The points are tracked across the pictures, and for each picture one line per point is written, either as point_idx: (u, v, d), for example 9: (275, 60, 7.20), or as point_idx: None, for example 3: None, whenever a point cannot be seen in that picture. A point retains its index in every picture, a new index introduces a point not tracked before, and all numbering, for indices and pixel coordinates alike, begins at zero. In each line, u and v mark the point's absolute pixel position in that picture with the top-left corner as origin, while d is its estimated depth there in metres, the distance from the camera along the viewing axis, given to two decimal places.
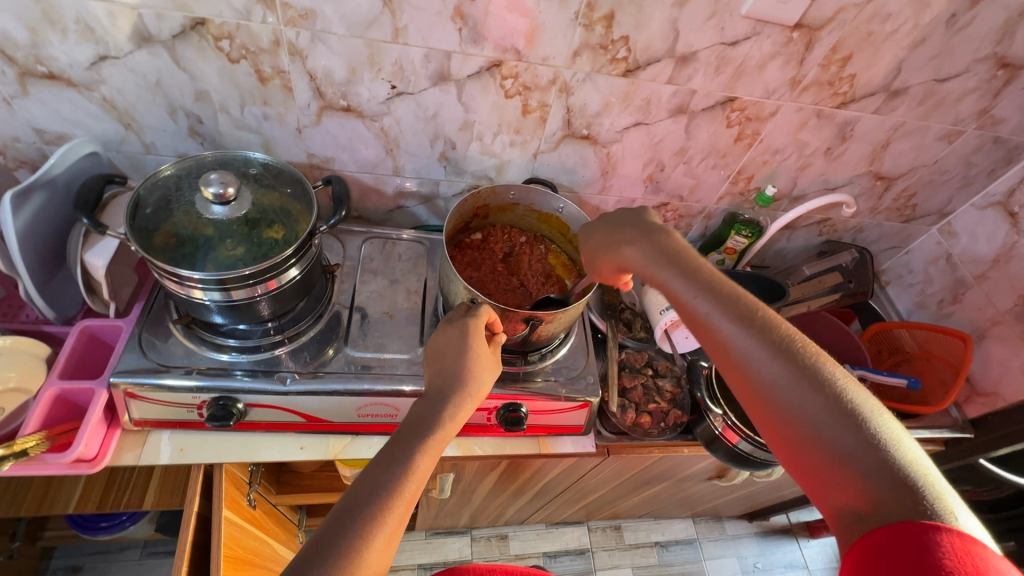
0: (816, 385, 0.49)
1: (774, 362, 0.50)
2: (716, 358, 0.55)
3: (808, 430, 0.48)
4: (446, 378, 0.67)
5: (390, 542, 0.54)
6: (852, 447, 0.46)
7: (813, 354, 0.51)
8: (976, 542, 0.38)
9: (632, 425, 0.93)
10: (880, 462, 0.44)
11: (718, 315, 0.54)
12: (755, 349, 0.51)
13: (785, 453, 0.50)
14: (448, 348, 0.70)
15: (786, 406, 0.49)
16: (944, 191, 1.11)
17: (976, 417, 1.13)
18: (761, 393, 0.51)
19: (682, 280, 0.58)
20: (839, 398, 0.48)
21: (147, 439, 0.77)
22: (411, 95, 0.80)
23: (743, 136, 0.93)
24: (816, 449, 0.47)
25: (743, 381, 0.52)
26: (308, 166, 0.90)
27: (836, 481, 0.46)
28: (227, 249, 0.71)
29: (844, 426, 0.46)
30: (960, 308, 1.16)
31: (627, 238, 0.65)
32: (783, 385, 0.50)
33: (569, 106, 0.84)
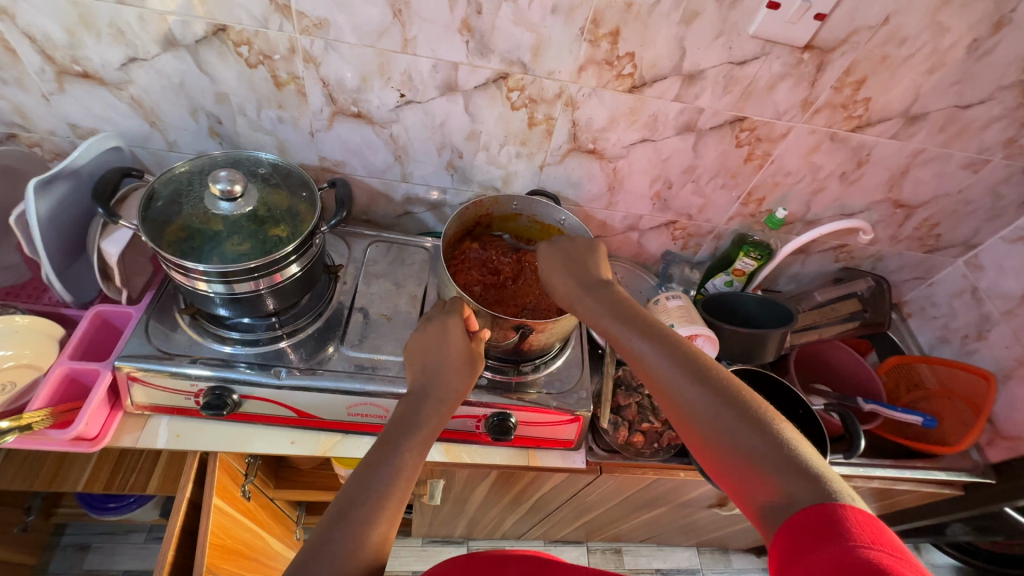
0: (729, 402, 0.57)
1: (695, 390, 0.59)
2: (651, 391, 0.63)
3: (730, 445, 0.55)
4: (428, 375, 0.71)
5: (385, 541, 0.57)
6: (758, 451, 0.54)
7: (723, 375, 0.60)
8: (871, 516, 0.46)
9: (624, 444, 0.92)
10: (784, 459, 0.52)
11: (649, 352, 0.63)
12: (681, 380, 0.60)
13: (712, 467, 0.58)
14: (426, 346, 0.74)
15: (709, 424, 0.57)
16: (970, 222, 1.06)
17: (998, 461, 1.06)
18: (688, 417, 0.59)
19: (615, 322, 0.67)
20: (749, 414, 0.56)
21: (147, 423, 0.80)
22: (419, 104, 0.82)
23: (753, 156, 0.92)
24: (735, 459, 0.55)
25: (675, 408, 0.60)
26: (319, 169, 0.93)
27: (753, 485, 0.53)
28: (233, 244, 0.73)
29: (754, 434, 0.55)
30: (985, 346, 1.11)
31: (574, 274, 0.74)
32: (704, 408, 0.58)
33: (575, 120, 0.85)
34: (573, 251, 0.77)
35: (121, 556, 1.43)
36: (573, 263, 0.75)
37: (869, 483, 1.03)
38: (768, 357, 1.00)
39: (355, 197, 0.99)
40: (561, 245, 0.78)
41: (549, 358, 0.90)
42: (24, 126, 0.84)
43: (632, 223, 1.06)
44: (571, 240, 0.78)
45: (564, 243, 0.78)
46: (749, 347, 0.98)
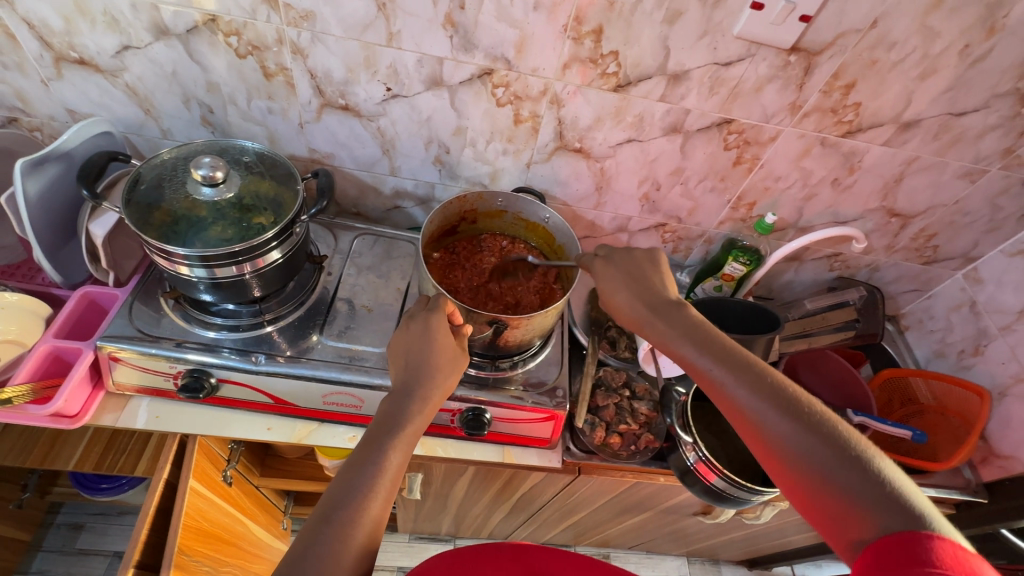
0: (814, 429, 0.54)
1: (780, 418, 0.55)
2: (731, 419, 0.60)
3: (816, 475, 0.52)
4: (412, 372, 0.69)
5: (370, 543, 0.56)
6: (849, 484, 0.50)
7: (818, 407, 0.56)
8: (965, 549, 0.42)
9: (600, 445, 0.91)
10: (879, 492, 0.48)
11: (724, 376, 0.61)
12: (764, 407, 0.56)
13: (800, 501, 0.53)
14: (406, 344, 0.71)
15: (794, 453, 0.53)
16: (968, 234, 1.04)
17: (991, 480, 1.04)
18: (771, 445, 0.55)
19: (692, 346, 0.65)
20: (840, 444, 0.52)
21: (127, 404, 0.82)
22: (405, 98, 0.83)
23: (742, 160, 0.91)
24: (828, 491, 0.51)
25: (755, 435, 0.57)
26: (309, 161, 0.94)
27: (848, 523, 0.49)
28: (215, 230, 0.74)
29: (848, 466, 0.51)
30: (982, 361, 1.08)
31: (637, 291, 0.72)
32: (791, 438, 0.54)
33: (561, 119, 0.85)
34: (632, 264, 0.75)
35: (113, 537, 1.46)
36: (634, 279, 0.73)
37: None
38: (754, 363, 0.97)
39: (345, 190, 1.00)
40: (609, 258, 0.77)
41: (527, 356, 0.89)
42: (25, 111, 0.86)
43: (621, 224, 1.05)
44: (615, 251, 0.77)
45: (616, 256, 0.76)
46: None
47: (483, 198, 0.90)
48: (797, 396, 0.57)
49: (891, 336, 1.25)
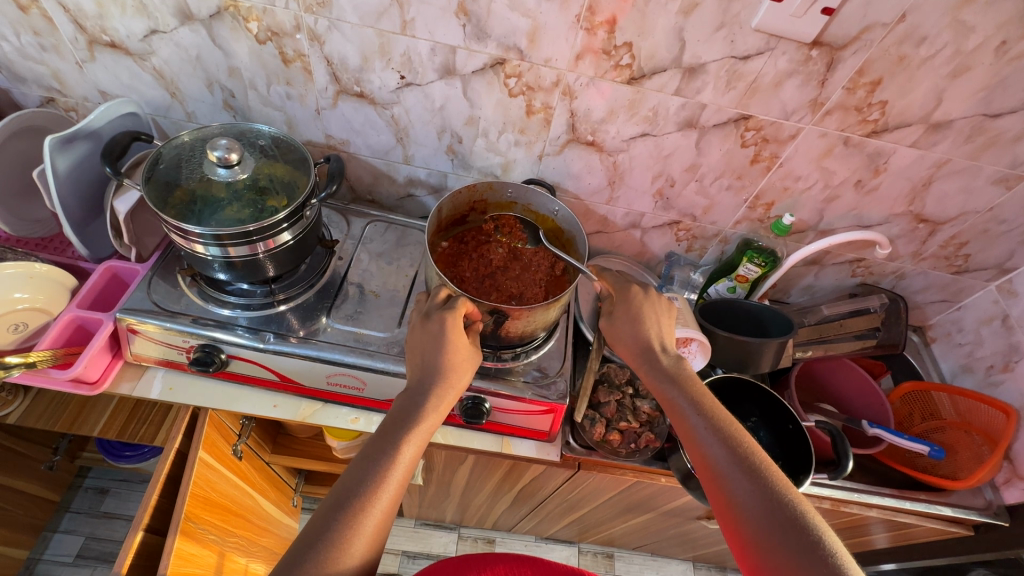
0: (774, 497, 0.58)
1: (747, 483, 0.60)
2: (703, 478, 0.65)
3: (767, 536, 0.56)
4: (426, 371, 0.70)
5: (378, 533, 0.59)
6: (794, 550, 0.54)
7: (780, 474, 0.61)
8: None
9: (600, 441, 0.91)
10: (823, 565, 0.52)
11: (704, 431, 0.65)
12: (733, 470, 0.61)
13: (744, 561, 0.58)
14: (421, 342, 0.71)
15: (751, 517, 0.58)
16: (1003, 243, 0.98)
17: (1014, 503, 0.99)
18: (731, 507, 0.60)
19: (681, 397, 0.69)
20: (794, 512, 0.57)
21: (144, 374, 0.86)
22: (419, 86, 0.84)
23: (760, 158, 0.88)
24: (775, 558, 0.55)
25: (721, 493, 0.62)
26: (325, 147, 0.96)
27: None
28: (232, 210, 0.76)
29: (797, 538, 0.55)
30: (1011, 378, 1.03)
31: (642, 334, 0.75)
32: (756, 504, 0.58)
33: (573, 110, 0.85)
34: (640, 308, 0.76)
35: (135, 504, 1.52)
36: (641, 322, 0.75)
37: (866, 511, 0.99)
38: (764, 368, 0.95)
39: (360, 176, 1.02)
40: (620, 294, 0.79)
41: (529, 348, 0.89)
42: (62, 91, 0.91)
43: (634, 220, 1.04)
44: (627, 287, 0.78)
45: (627, 294, 0.78)
46: (742, 357, 0.93)
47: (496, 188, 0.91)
48: (764, 461, 0.62)
49: (916, 348, 1.20)
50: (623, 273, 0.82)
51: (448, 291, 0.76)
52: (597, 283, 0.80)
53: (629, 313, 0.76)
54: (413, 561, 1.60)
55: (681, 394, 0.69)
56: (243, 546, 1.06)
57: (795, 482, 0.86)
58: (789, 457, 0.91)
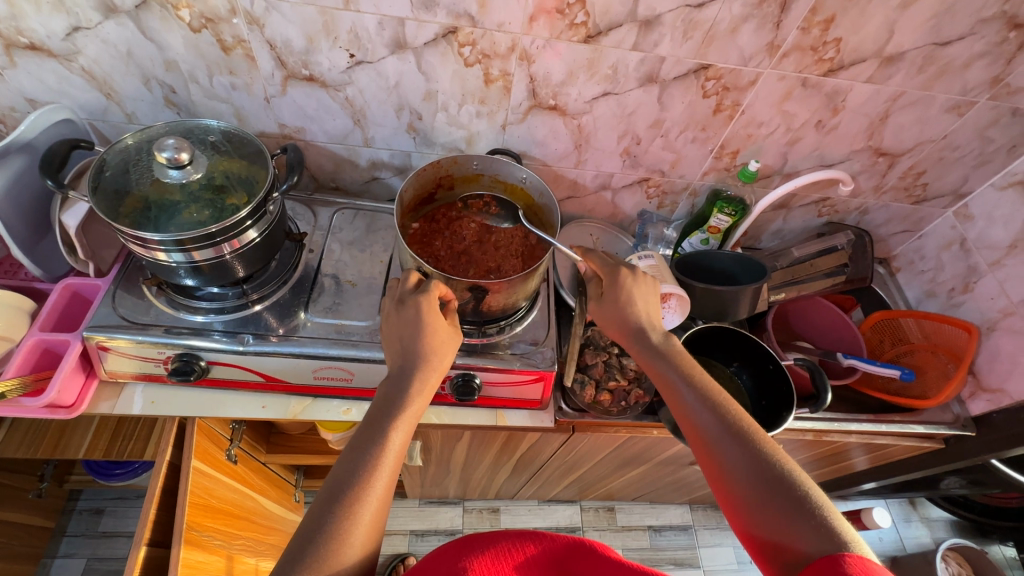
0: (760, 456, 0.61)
1: (733, 447, 0.63)
2: (693, 444, 0.67)
3: (755, 498, 0.58)
4: (408, 355, 0.70)
5: (376, 524, 0.59)
6: (782, 509, 0.56)
7: (763, 438, 0.63)
8: (868, 560, 0.49)
9: (591, 403, 0.92)
10: (810, 518, 0.55)
11: (693, 400, 0.68)
12: (720, 434, 0.64)
13: (733, 518, 0.61)
14: (399, 329, 0.71)
15: (738, 478, 0.61)
16: (957, 169, 1.02)
17: (980, 414, 1.04)
18: (720, 469, 0.63)
19: (671, 369, 0.71)
20: (778, 472, 0.59)
21: (123, 391, 0.84)
22: (370, 64, 0.81)
23: (722, 107, 0.89)
24: (764, 516, 0.57)
25: (711, 458, 0.64)
26: (280, 137, 0.93)
27: (781, 546, 0.55)
28: (191, 213, 0.73)
29: (786, 495, 0.57)
30: (971, 298, 1.07)
31: (629, 314, 0.76)
32: (743, 466, 0.61)
33: (532, 75, 0.83)
34: (630, 291, 0.77)
35: (135, 519, 1.51)
36: (625, 300, 0.76)
37: (846, 438, 1.04)
38: (742, 315, 0.98)
39: (321, 164, 0.99)
40: (609, 277, 0.78)
41: (513, 320, 0.89)
42: None
43: (603, 182, 1.04)
44: (615, 272, 0.78)
45: (616, 277, 0.78)
46: (721, 307, 0.96)
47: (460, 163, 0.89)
48: (747, 425, 0.64)
49: (882, 279, 1.25)
50: (608, 255, 0.82)
51: (419, 276, 0.75)
52: (583, 267, 0.80)
53: (611, 297, 0.77)
54: (421, 539, 1.64)
55: (666, 365, 0.72)
56: (250, 547, 1.06)
57: (779, 418, 0.89)
58: (773, 395, 0.93)
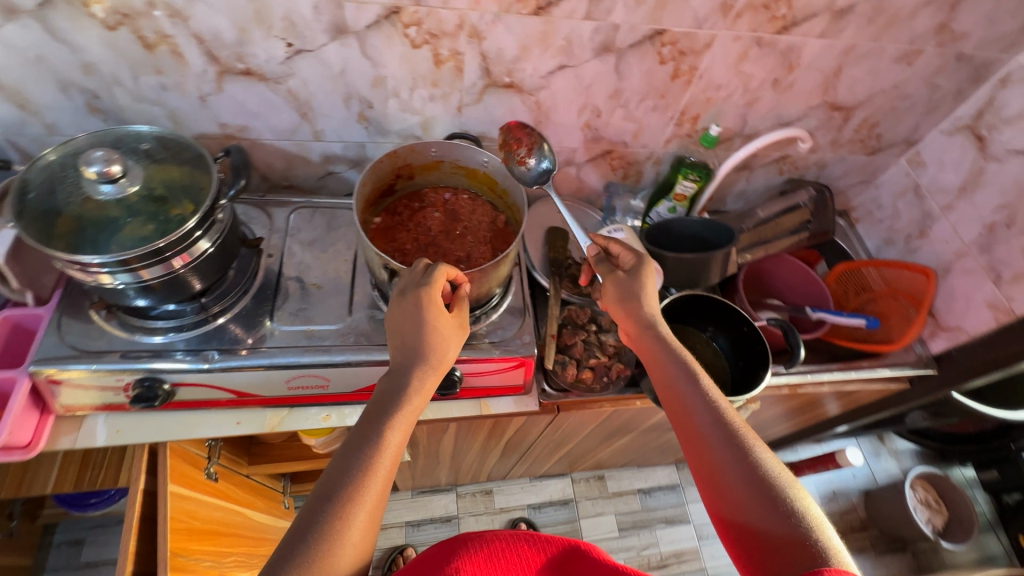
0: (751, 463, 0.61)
1: (728, 450, 0.62)
2: (688, 443, 0.67)
3: (745, 507, 0.59)
4: (409, 351, 0.68)
5: (368, 528, 0.58)
6: (771, 521, 0.57)
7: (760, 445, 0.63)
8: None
9: (574, 381, 0.93)
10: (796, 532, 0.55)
11: (694, 398, 0.68)
12: (717, 435, 0.64)
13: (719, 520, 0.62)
14: (402, 321, 0.68)
15: (725, 480, 0.61)
16: (909, 117, 1.04)
17: (940, 352, 1.09)
18: (712, 470, 0.63)
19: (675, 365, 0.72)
20: (771, 481, 0.59)
21: (83, 423, 0.79)
22: (311, 52, 0.76)
23: (680, 72, 0.87)
24: (753, 522, 0.57)
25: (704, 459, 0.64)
26: (222, 137, 0.87)
27: (764, 556, 0.56)
28: (133, 228, 0.68)
29: (775, 506, 0.57)
30: (927, 242, 1.11)
31: (643, 304, 0.77)
32: (736, 470, 0.61)
33: (484, 53, 0.79)
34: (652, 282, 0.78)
35: (118, 546, 1.46)
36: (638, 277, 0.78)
37: (820, 388, 1.07)
38: (714, 279, 0.99)
39: (270, 163, 0.93)
40: (632, 264, 0.80)
41: (489, 308, 0.87)
42: None
43: (567, 157, 1.02)
44: (642, 262, 0.79)
45: (641, 268, 0.79)
46: (692, 273, 0.96)
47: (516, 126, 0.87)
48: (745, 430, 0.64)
49: (844, 231, 1.28)
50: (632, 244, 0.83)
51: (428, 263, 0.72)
52: (594, 251, 0.83)
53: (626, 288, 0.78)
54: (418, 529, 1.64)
55: (666, 351, 0.74)
56: (242, 563, 1.04)
57: (756, 378, 0.91)
58: (748, 356, 0.96)
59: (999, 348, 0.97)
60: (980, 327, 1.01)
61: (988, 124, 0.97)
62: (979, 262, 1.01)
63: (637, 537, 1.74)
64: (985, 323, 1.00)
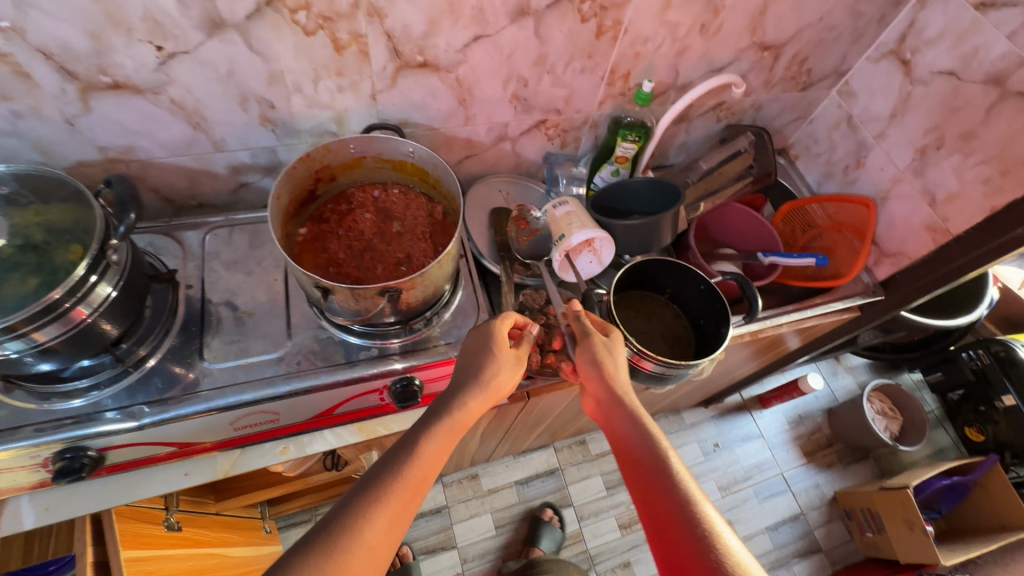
0: (677, 495, 0.61)
1: (687, 530, 0.59)
2: (646, 523, 0.63)
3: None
4: (463, 374, 0.68)
5: (388, 536, 0.55)
6: None
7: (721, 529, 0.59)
8: None
9: (539, 368, 0.88)
10: None
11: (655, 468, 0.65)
12: (676, 510, 0.60)
13: None
14: (468, 348, 0.71)
15: (686, 559, 0.57)
16: (836, 49, 1.03)
17: (885, 278, 1.12)
18: (672, 553, 0.59)
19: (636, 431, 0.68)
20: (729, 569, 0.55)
21: (5, 507, 0.69)
22: (188, 54, 0.66)
23: (604, 29, 0.82)
24: None
25: (662, 539, 0.60)
26: (106, 162, 0.76)
27: None
28: (15, 285, 0.59)
29: None
30: (864, 172, 1.12)
31: (608, 370, 0.73)
32: (699, 547, 0.57)
33: (389, 32, 0.71)
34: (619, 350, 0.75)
35: None
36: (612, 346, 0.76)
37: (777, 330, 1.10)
38: (666, 240, 0.98)
39: (171, 183, 0.83)
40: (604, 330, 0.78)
41: (440, 307, 0.83)
42: None
43: (499, 133, 0.96)
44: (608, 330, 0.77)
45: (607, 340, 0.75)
46: (645, 236, 0.95)
47: (526, 211, 0.98)
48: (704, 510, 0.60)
49: (784, 169, 1.29)
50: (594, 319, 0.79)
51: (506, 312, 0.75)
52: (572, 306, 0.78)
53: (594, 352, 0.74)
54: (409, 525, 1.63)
55: (626, 415, 0.70)
56: None
57: (719, 336, 0.90)
58: (708, 313, 0.95)
59: (940, 268, 0.99)
60: (920, 250, 1.04)
61: (912, 47, 0.97)
62: (914, 186, 1.02)
63: (625, 492, 1.79)
64: (924, 245, 1.03)
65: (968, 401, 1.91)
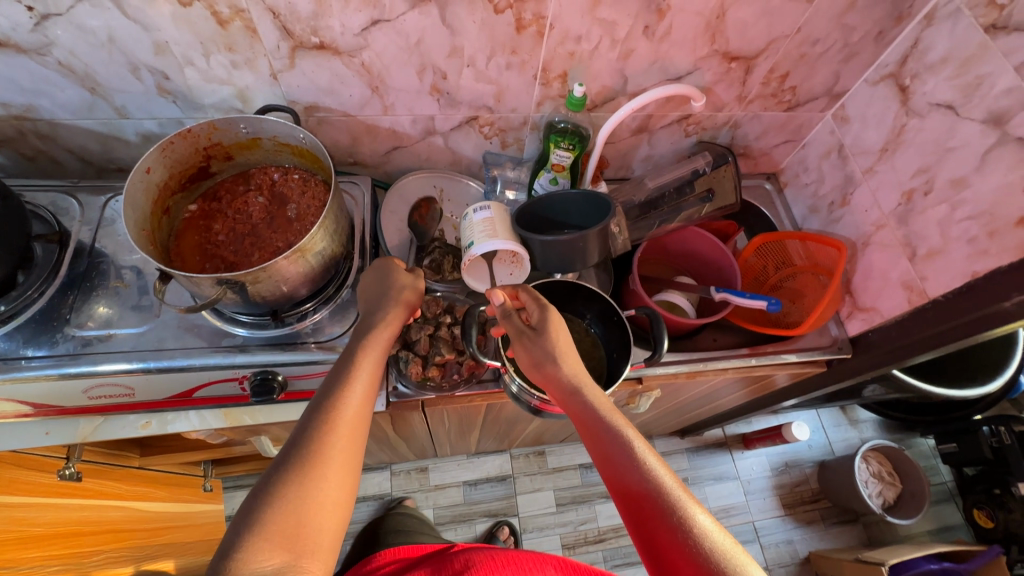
0: (620, 449, 0.60)
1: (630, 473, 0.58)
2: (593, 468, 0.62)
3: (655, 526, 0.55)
4: (372, 307, 0.71)
5: (346, 459, 0.58)
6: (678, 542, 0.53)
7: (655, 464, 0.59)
8: None
9: (421, 381, 0.84)
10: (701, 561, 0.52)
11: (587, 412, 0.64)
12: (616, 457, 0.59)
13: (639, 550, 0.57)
14: (371, 288, 0.74)
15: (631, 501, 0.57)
16: (824, 67, 0.89)
17: (856, 335, 0.97)
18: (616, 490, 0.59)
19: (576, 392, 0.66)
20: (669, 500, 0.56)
21: None
22: (61, 17, 0.64)
23: (525, 22, 0.74)
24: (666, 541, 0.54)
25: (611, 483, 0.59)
26: (12, 118, 0.77)
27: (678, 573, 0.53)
28: None
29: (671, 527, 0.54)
30: (849, 211, 0.98)
31: (549, 350, 0.69)
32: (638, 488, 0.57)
33: (273, 9, 0.67)
34: (550, 320, 0.71)
35: None
36: (547, 334, 0.70)
37: (719, 375, 0.98)
38: (593, 258, 0.88)
39: (84, 144, 0.84)
40: (538, 318, 0.72)
41: (319, 302, 0.80)
42: None
43: (426, 127, 0.90)
44: (538, 308, 0.72)
45: (538, 312, 0.72)
46: (568, 254, 0.85)
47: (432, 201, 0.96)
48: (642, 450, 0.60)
49: (770, 197, 1.15)
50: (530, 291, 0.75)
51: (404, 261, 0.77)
52: (499, 296, 0.73)
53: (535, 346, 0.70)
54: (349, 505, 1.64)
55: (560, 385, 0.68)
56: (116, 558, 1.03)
57: (616, 375, 0.83)
58: (619, 346, 0.87)
59: (912, 333, 0.84)
60: (895, 309, 0.89)
61: (912, 72, 0.82)
62: (896, 235, 0.88)
63: (575, 512, 1.72)
64: (900, 304, 0.88)
65: (982, 481, 1.70)
